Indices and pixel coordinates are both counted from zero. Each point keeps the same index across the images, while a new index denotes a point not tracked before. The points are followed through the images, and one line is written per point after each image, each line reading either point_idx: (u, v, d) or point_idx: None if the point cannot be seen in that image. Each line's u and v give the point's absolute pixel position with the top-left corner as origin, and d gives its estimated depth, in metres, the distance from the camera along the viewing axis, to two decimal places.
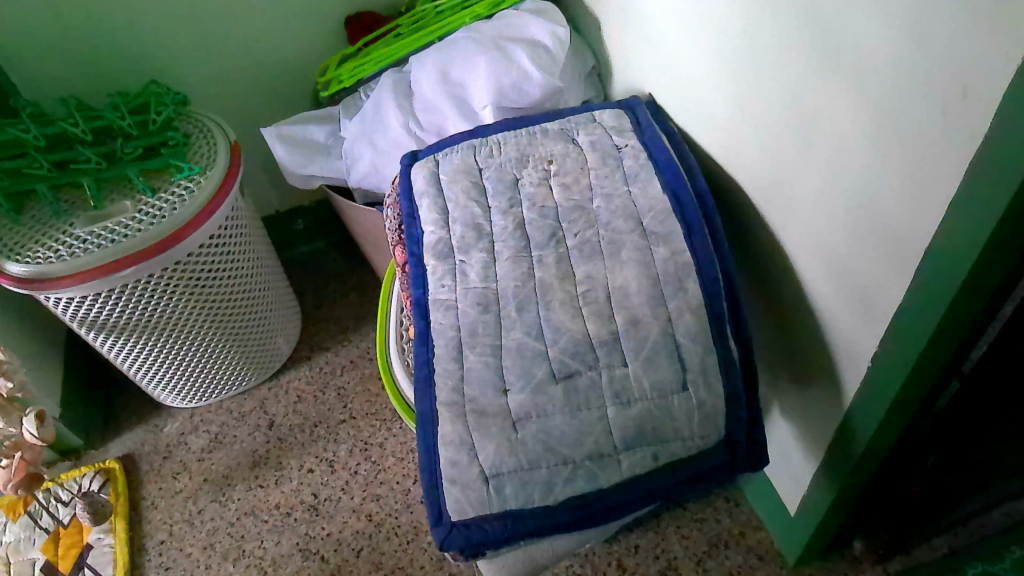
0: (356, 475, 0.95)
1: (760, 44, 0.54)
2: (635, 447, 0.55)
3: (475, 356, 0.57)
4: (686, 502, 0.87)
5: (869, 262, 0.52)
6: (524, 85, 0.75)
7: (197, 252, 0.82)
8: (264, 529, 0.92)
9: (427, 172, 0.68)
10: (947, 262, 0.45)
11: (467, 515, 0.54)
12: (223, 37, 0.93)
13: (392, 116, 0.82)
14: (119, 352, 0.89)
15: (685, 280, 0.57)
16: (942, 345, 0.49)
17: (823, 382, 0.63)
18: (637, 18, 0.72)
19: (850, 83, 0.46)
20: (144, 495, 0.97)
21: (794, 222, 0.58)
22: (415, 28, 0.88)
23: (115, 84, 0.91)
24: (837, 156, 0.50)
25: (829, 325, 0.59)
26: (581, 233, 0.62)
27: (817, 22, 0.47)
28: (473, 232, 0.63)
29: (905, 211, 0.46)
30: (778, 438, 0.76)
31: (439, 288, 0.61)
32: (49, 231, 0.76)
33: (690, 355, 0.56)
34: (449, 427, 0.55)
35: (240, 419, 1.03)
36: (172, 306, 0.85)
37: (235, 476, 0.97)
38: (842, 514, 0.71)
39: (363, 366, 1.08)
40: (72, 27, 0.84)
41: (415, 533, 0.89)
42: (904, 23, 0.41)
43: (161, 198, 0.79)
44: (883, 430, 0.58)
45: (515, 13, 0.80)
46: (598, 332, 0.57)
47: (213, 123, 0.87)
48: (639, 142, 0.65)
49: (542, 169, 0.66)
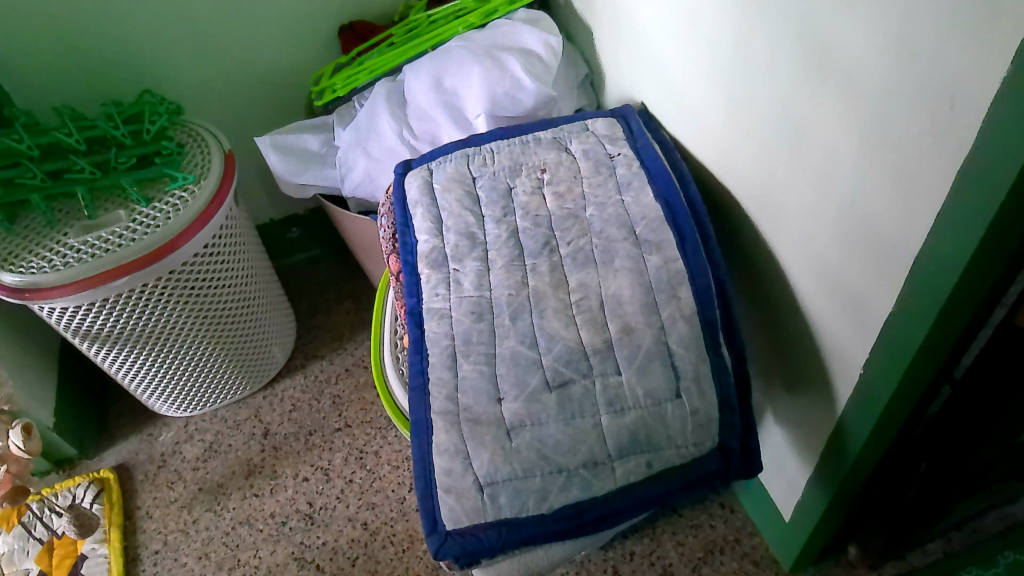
0: (351, 484, 0.95)
1: (750, 52, 0.54)
2: (629, 455, 0.55)
3: (469, 365, 0.57)
4: (681, 508, 0.87)
5: (859, 269, 0.52)
6: (517, 93, 0.76)
7: (191, 261, 0.82)
8: (258, 538, 0.92)
9: (421, 181, 0.68)
10: (936, 270, 0.45)
11: (462, 523, 0.54)
12: (216, 45, 0.93)
13: (385, 125, 0.82)
14: (114, 362, 0.89)
15: (677, 288, 0.58)
16: (933, 351, 0.50)
17: (816, 389, 0.64)
18: (628, 27, 0.72)
19: (840, 89, 0.47)
20: (138, 504, 0.97)
21: (784, 230, 0.59)
22: (409, 37, 0.88)
23: (109, 92, 0.91)
24: (827, 163, 0.51)
25: (821, 332, 0.60)
26: (574, 241, 0.62)
27: (807, 30, 0.47)
28: (466, 241, 0.64)
29: (893, 219, 0.47)
30: (771, 445, 0.76)
31: (433, 297, 0.61)
32: (43, 240, 0.76)
33: (683, 363, 0.56)
34: (443, 436, 0.55)
35: (235, 427, 1.03)
36: (165, 316, 0.85)
37: (230, 484, 0.97)
38: (835, 520, 0.71)
39: (358, 374, 1.08)
40: (65, 36, 0.84)
41: (410, 542, 0.89)
42: (892, 34, 0.41)
43: (155, 207, 0.79)
44: (875, 437, 0.59)
45: (508, 22, 0.81)
46: (592, 340, 0.57)
47: (208, 131, 0.88)
48: (632, 151, 0.66)
49: (535, 178, 0.67)
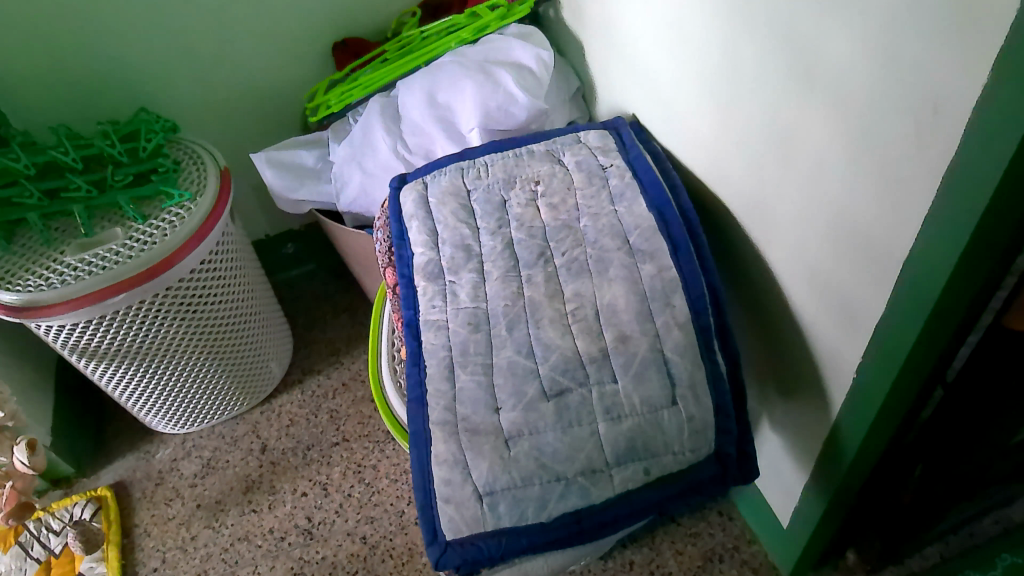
0: (350, 497, 0.95)
1: (738, 64, 0.55)
2: (626, 462, 0.55)
3: (466, 376, 0.58)
4: (679, 517, 0.88)
5: (849, 276, 0.53)
6: (510, 107, 0.76)
7: (188, 277, 0.83)
8: (258, 554, 0.92)
9: (416, 195, 0.69)
10: (925, 275, 0.46)
11: (462, 533, 0.54)
12: (211, 63, 0.94)
13: (380, 140, 0.82)
14: (110, 379, 0.89)
15: (671, 296, 0.58)
16: (925, 355, 0.50)
17: (811, 395, 0.64)
18: (618, 40, 0.73)
19: (825, 95, 0.48)
20: (136, 522, 0.97)
21: (775, 237, 0.59)
22: (402, 53, 0.89)
23: (105, 111, 0.91)
24: (815, 171, 0.51)
25: (814, 339, 0.60)
26: (569, 252, 0.63)
27: (793, 41, 0.48)
28: (462, 253, 0.64)
29: (882, 224, 0.48)
30: (768, 451, 0.77)
31: (430, 308, 0.62)
32: (40, 259, 0.76)
33: (679, 370, 0.56)
34: (442, 446, 0.55)
35: (233, 443, 1.03)
36: (162, 332, 0.85)
37: (228, 501, 0.97)
38: (833, 526, 0.72)
39: (355, 388, 1.08)
40: (60, 56, 0.85)
41: (410, 555, 0.89)
42: (875, 43, 0.42)
43: (152, 224, 0.79)
44: (869, 442, 0.59)
45: (500, 37, 0.82)
46: (588, 349, 0.58)
47: (204, 149, 0.88)
48: (624, 162, 0.67)
49: (529, 190, 0.67)
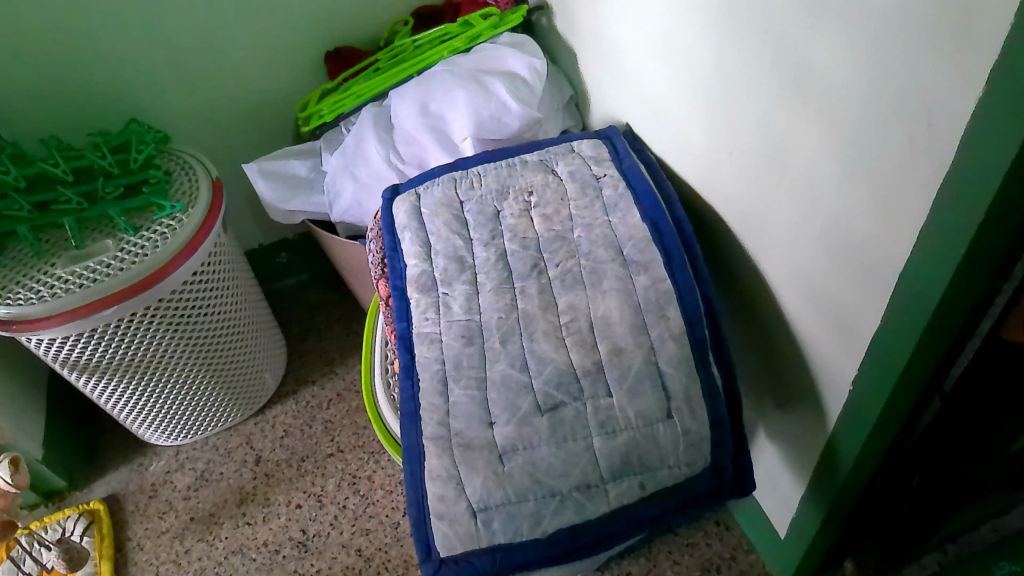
0: (345, 509, 0.95)
1: (731, 75, 0.55)
2: (622, 477, 0.55)
3: (460, 390, 0.57)
4: (676, 527, 0.87)
5: (845, 288, 0.52)
6: (502, 116, 0.76)
7: (179, 289, 0.82)
8: (252, 567, 0.91)
9: (409, 207, 0.68)
10: (921, 287, 0.45)
11: (456, 550, 0.53)
12: (202, 73, 0.94)
13: (372, 150, 0.82)
14: (102, 393, 0.88)
15: (666, 308, 0.58)
16: (921, 367, 0.50)
17: (808, 406, 0.64)
18: (610, 48, 0.73)
19: (820, 106, 0.47)
20: (129, 536, 0.96)
21: (770, 248, 0.59)
22: (393, 62, 0.89)
23: (95, 123, 0.91)
24: (809, 183, 0.51)
25: (810, 349, 0.60)
26: (562, 263, 0.62)
27: (787, 52, 0.48)
28: (455, 265, 0.64)
29: (878, 235, 0.47)
30: (764, 461, 0.76)
31: (423, 321, 0.61)
32: (30, 271, 0.76)
33: (674, 383, 0.56)
34: (435, 462, 0.55)
35: (227, 455, 1.03)
36: (154, 344, 0.84)
37: (222, 513, 0.97)
38: (831, 537, 0.71)
39: (350, 399, 1.08)
40: (50, 66, 0.84)
41: (405, 567, 0.88)
42: (868, 53, 0.42)
43: (143, 236, 0.79)
44: (866, 453, 0.58)
45: (493, 46, 0.81)
46: (582, 362, 0.57)
47: (195, 159, 0.88)
48: (618, 172, 0.66)
49: (522, 201, 0.67)
